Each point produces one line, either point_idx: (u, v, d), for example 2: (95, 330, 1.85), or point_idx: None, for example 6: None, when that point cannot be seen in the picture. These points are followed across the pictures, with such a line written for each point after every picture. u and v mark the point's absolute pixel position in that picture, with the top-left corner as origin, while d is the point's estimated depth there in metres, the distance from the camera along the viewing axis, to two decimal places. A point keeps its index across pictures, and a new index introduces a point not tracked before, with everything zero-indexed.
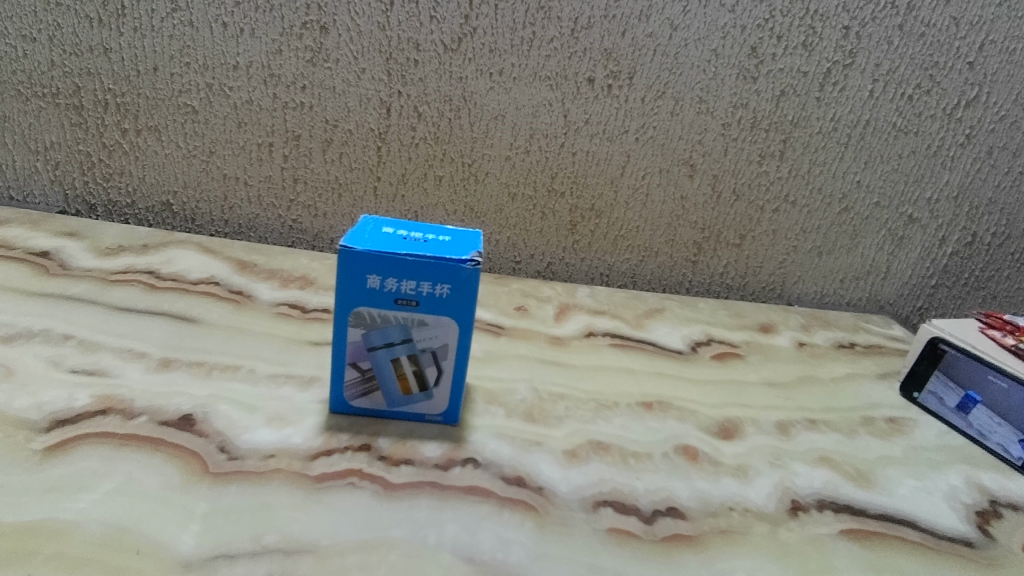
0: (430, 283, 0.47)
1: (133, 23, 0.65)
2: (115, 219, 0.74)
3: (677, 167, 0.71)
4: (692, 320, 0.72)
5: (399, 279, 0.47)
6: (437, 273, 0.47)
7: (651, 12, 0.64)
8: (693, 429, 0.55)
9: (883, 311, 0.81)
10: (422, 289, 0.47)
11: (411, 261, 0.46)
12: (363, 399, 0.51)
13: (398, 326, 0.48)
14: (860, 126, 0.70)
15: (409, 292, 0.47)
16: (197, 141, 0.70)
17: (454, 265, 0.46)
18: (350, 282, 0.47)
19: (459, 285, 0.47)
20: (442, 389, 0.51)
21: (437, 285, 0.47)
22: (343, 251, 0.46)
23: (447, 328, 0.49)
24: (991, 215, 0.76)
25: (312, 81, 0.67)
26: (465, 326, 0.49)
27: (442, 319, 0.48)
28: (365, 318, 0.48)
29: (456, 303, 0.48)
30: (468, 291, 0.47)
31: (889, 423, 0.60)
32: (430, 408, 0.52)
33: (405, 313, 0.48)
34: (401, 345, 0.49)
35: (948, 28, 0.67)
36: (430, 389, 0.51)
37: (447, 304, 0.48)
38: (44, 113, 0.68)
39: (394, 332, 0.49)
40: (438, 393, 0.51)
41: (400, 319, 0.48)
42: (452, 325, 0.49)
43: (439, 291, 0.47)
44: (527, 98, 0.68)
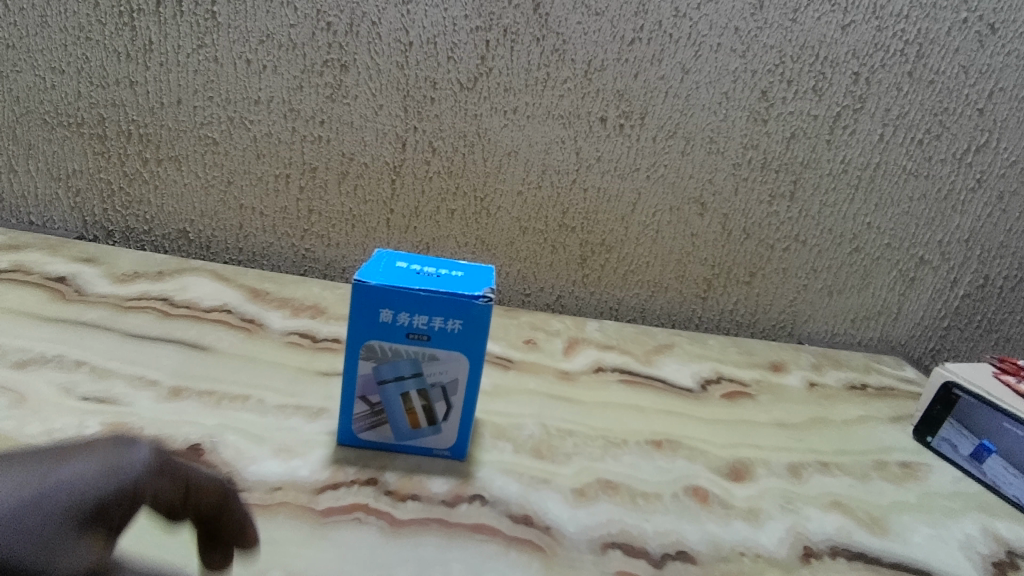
0: (442, 317, 0.47)
1: (159, 57, 0.67)
2: (131, 245, 0.75)
3: (688, 205, 0.72)
4: (702, 357, 0.71)
5: (412, 313, 0.47)
6: (450, 308, 0.47)
7: (663, 56, 0.66)
8: (703, 469, 0.55)
9: (894, 352, 0.80)
10: (434, 323, 0.47)
11: (424, 296, 0.46)
12: (371, 431, 0.51)
13: (409, 359, 0.48)
14: (870, 169, 0.71)
15: (421, 326, 0.47)
16: (215, 172, 0.71)
17: (466, 301, 0.47)
18: (363, 315, 0.47)
19: (471, 320, 0.47)
20: (450, 424, 0.50)
21: (449, 320, 0.47)
22: (357, 284, 0.46)
23: (457, 363, 0.49)
24: (1003, 259, 0.76)
25: (330, 116, 0.68)
26: (476, 361, 0.49)
27: (453, 354, 0.48)
28: (376, 351, 0.48)
29: (467, 338, 0.48)
30: (479, 327, 0.47)
31: (902, 468, 0.59)
32: (437, 442, 0.51)
33: (416, 347, 0.48)
34: (411, 379, 0.49)
35: (957, 76, 0.68)
36: (439, 423, 0.51)
37: (458, 339, 0.48)
38: (68, 141, 0.70)
39: (404, 366, 0.49)
40: (447, 428, 0.51)
41: (411, 353, 0.48)
42: (463, 360, 0.49)
43: (451, 326, 0.47)
44: (540, 136, 0.69)
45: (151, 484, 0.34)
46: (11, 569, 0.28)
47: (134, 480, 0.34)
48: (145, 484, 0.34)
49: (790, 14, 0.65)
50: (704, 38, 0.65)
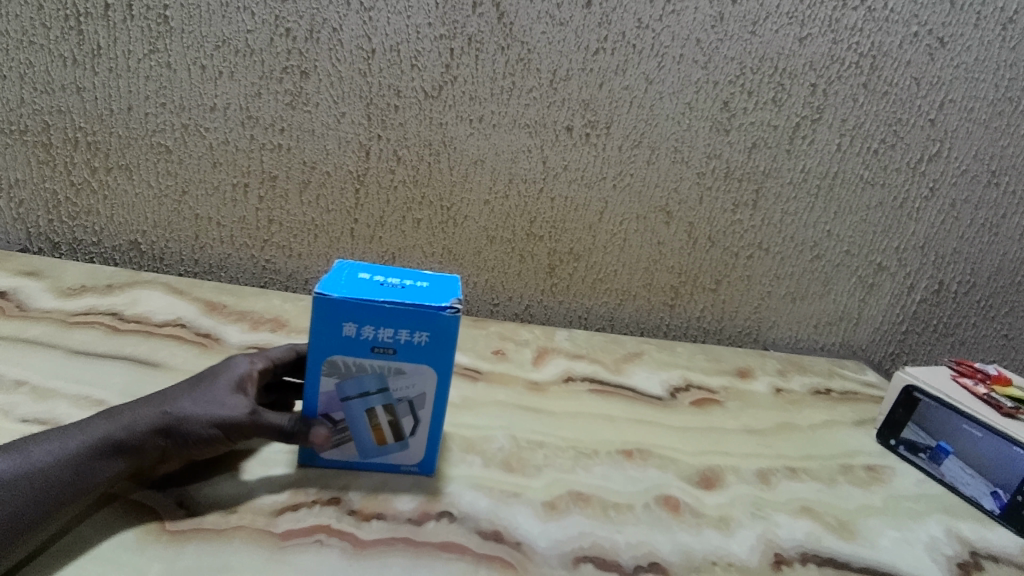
0: (408, 329, 0.45)
1: (108, 63, 0.64)
2: (80, 258, 0.72)
3: (654, 214, 0.72)
4: (670, 364, 0.71)
5: (376, 326, 0.45)
6: (416, 320, 0.45)
7: (627, 67, 0.66)
8: (673, 478, 0.54)
9: (856, 356, 0.82)
10: (400, 336, 0.45)
11: (389, 309, 0.44)
12: (335, 450, 0.49)
13: (374, 374, 0.47)
14: (829, 178, 0.72)
15: (386, 339, 0.45)
16: (169, 181, 0.68)
17: (434, 313, 0.45)
18: (325, 329, 0.45)
19: (438, 332, 0.46)
20: (418, 440, 0.49)
21: (415, 332, 0.46)
22: (318, 297, 0.44)
23: (424, 377, 0.47)
24: (957, 264, 0.78)
25: (290, 124, 0.66)
26: (444, 374, 0.47)
27: (420, 367, 0.47)
28: (339, 367, 0.46)
29: (434, 350, 0.46)
30: (448, 338, 0.46)
31: (867, 471, 0.60)
32: (404, 458, 0.50)
33: (381, 361, 0.46)
34: (377, 395, 0.47)
35: (910, 88, 0.70)
36: (406, 439, 0.49)
37: (425, 352, 0.46)
38: (10, 150, 0.67)
39: (369, 382, 0.47)
40: (414, 444, 0.49)
41: (376, 367, 0.46)
42: (430, 373, 0.47)
43: (418, 338, 0.46)
44: (506, 144, 0.68)
45: (254, 365, 0.49)
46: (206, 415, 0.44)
47: (242, 367, 0.49)
48: (251, 366, 0.49)
49: (749, 26, 0.65)
50: (666, 50, 0.66)
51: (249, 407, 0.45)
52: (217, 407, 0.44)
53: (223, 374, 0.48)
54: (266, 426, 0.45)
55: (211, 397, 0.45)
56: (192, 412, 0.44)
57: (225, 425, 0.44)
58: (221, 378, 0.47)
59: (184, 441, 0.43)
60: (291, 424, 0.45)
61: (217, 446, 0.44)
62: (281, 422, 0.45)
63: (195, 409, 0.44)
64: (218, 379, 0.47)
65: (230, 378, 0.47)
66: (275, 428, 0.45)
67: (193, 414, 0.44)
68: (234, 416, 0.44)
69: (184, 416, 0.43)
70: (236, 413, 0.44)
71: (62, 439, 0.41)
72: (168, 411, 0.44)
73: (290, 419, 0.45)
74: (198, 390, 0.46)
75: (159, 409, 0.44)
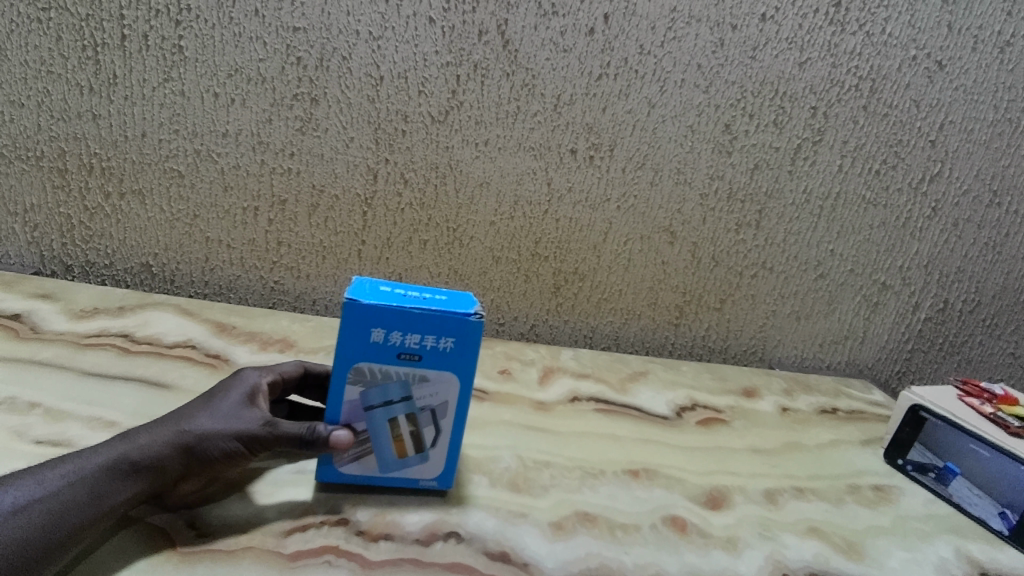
0: (434, 336, 0.46)
1: (124, 91, 0.66)
2: (92, 281, 0.73)
3: (658, 234, 0.73)
4: (676, 384, 0.72)
5: (403, 333, 0.46)
6: (442, 325, 0.46)
7: (630, 91, 0.67)
8: (680, 498, 0.54)
9: (862, 374, 0.82)
10: (426, 342, 0.46)
11: (418, 314, 0.45)
12: (355, 464, 0.49)
13: (398, 383, 0.47)
14: (831, 198, 0.73)
15: (413, 346, 0.46)
16: (180, 205, 0.70)
17: (460, 318, 0.46)
18: (353, 335, 0.45)
19: (463, 337, 0.47)
20: (439, 451, 0.49)
21: (441, 338, 0.46)
22: (348, 303, 0.45)
23: (448, 384, 0.48)
24: (961, 283, 0.78)
25: (300, 148, 0.68)
26: (468, 381, 0.48)
27: (444, 375, 0.47)
28: (364, 374, 0.47)
29: (459, 356, 0.47)
30: (472, 344, 0.47)
31: (875, 491, 0.60)
32: (424, 472, 0.50)
33: (407, 368, 0.47)
34: (400, 404, 0.48)
35: (910, 110, 0.71)
36: (427, 451, 0.49)
37: (450, 358, 0.47)
38: (26, 176, 0.68)
39: (393, 390, 0.47)
40: (435, 455, 0.49)
41: (401, 374, 0.47)
42: (454, 380, 0.48)
43: (443, 344, 0.47)
44: (511, 167, 0.69)
45: (262, 380, 0.51)
46: (223, 430, 0.44)
47: (251, 381, 0.50)
48: (260, 381, 0.50)
49: (749, 52, 0.67)
50: (668, 75, 0.67)
51: (264, 419, 0.46)
52: (233, 421, 0.45)
53: (233, 389, 0.48)
54: (284, 435, 0.45)
55: (226, 412, 0.46)
56: (209, 428, 0.44)
57: (243, 438, 0.44)
58: (232, 393, 0.48)
59: (204, 458, 0.44)
60: (310, 431, 0.45)
61: (237, 461, 0.45)
62: (300, 431, 0.45)
63: (211, 424, 0.45)
64: (228, 395, 0.48)
65: (241, 393, 0.48)
66: (294, 437, 0.45)
67: (211, 430, 0.44)
68: (251, 429, 0.45)
69: (201, 433, 0.44)
70: (252, 426, 0.45)
71: (77, 460, 0.42)
72: (184, 429, 0.44)
73: (307, 427, 0.45)
74: (211, 406, 0.47)
75: (175, 428, 0.44)
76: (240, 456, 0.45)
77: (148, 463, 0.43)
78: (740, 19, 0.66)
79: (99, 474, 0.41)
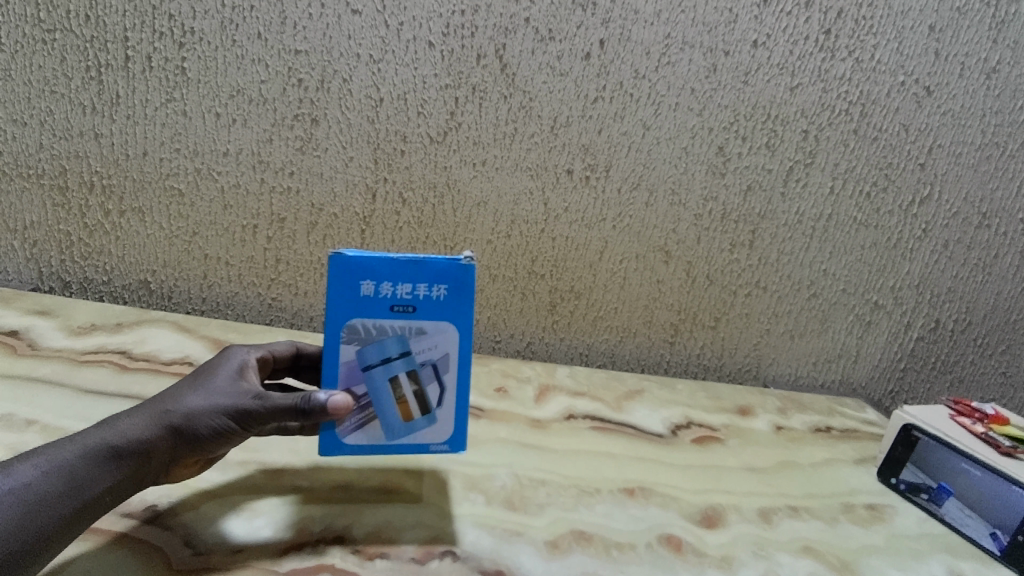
0: (426, 284, 0.48)
1: (126, 111, 0.67)
2: (89, 297, 0.73)
3: (653, 253, 0.74)
4: (671, 402, 0.72)
5: (395, 283, 0.48)
6: (434, 273, 0.48)
7: (625, 114, 0.69)
8: (676, 517, 0.55)
9: (856, 393, 0.83)
10: (418, 291, 0.48)
11: (407, 263, 0.48)
12: (359, 433, 0.49)
13: (394, 337, 0.49)
14: (823, 219, 0.74)
15: (405, 297, 0.48)
16: (180, 223, 0.70)
17: (450, 264, 0.49)
18: (345, 290, 0.47)
19: (456, 284, 0.49)
20: (446, 411, 0.50)
21: (433, 286, 0.49)
22: (337, 257, 0.47)
23: (445, 336, 0.49)
24: (952, 303, 0.79)
25: (300, 167, 0.69)
26: (464, 330, 0.49)
27: (441, 325, 0.49)
28: (358, 331, 0.48)
29: (453, 304, 0.49)
30: (464, 289, 0.49)
31: (869, 510, 0.60)
32: (434, 435, 0.50)
33: (402, 321, 0.48)
34: (399, 361, 0.49)
35: (899, 134, 0.72)
36: (434, 411, 0.50)
37: (444, 307, 0.49)
38: (27, 193, 0.69)
39: (390, 347, 0.48)
40: (442, 415, 0.50)
41: (397, 329, 0.48)
42: (451, 331, 0.49)
43: (435, 292, 0.49)
44: (508, 187, 0.70)
45: (249, 359, 0.51)
46: (212, 407, 0.44)
47: (238, 359, 0.50)
48: (247, 359, 0.50)
49: (741, 77, 0.68)
50: (662, 98, 0.68)
51: (254, 393, 0.45)
52: (222, 397, 0.45)
53: (221, 368, 0.48)
54: (276, 407, 0.44)
55: (215, 389, 0.46)
56: (197, 406, 0.44)
57: (234, 413, 0.44)
58: (219, 371, 0.48)
59: (193, 436, 0.43)
60: (304, 401, 0.44)
61: (229, 436, 0.44)
62: (294, 401, 0.44)
63: (199, 402, 0.44)
64: (216, 373, 0.47)
65: (229, 371, 0.48)
66: (286, 408, 0.44)
67: (199, 407, 0.44)
68: (241, 404, 0.44)
69: (188, 411, 0.44)
70: (243, 401, 0.45)
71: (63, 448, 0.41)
72: (171, 409, 0.44)
73: (299, 397, 0.45)
74: (200, 385, 0.46)
75: (161, 409, 0.44)
76: (231, 432, 0.44)
77: (138, 446, 0.42)
78: (732, 45, 0.67)
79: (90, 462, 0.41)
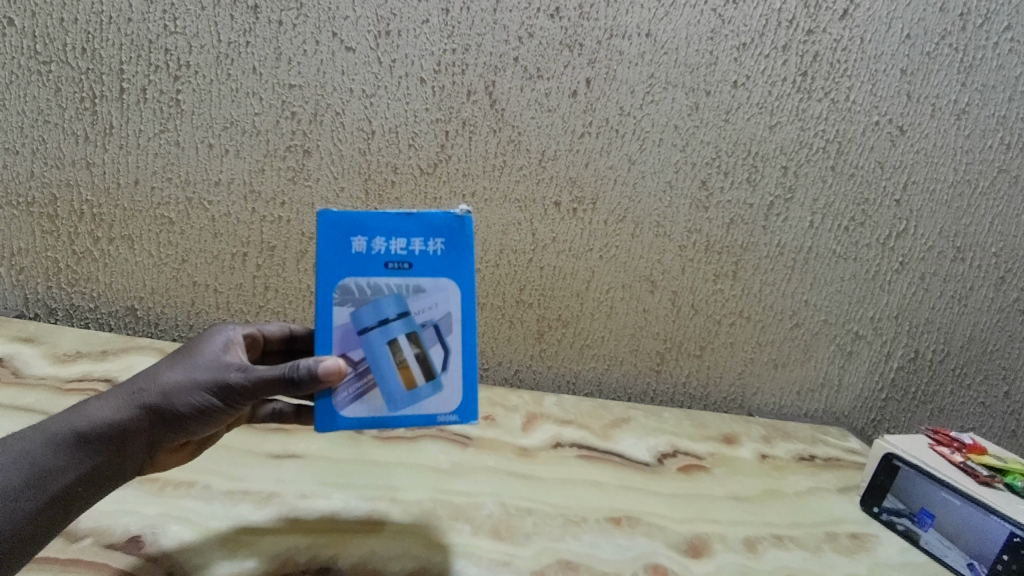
0: (422, 240, 0.48)
1: (119, 140, 0.67)
2: (75, 324, 0.73)
3: (639, 283, 0.75)
4: (658, 430, 0.72)
5: (388, 238, 0.48)
6: (429, 227, 0.48)
7: (611, 148, 0.70)
8: (662, 546, 0.55)
9: (839, 422, 0.84)
10: (414, 247, 0.48)
11: (400, 217, 0.48)
12: (359, 405, 0.47)
13: (391, 298, 0.48)
14: (803, 252, 0.76)
15: (400, 252, 0.48)
16: (169, 251, 0.71)
17: (445, 217, 0.48)
18: (336, 247, 0.47)
19: (453, 238, 0.49)
20: (451, 377, 0.49)
21: (429, 241, 0.48)
22: (325, 215, 0.47)
23: (446, 294, 0.49)
24: (930, 334, 0.81)
25: (291, 198, 0.69)
26: (465, 287, 0.49)
27: (440, 282, 0.49)
28: (352, 291, 0.47)
29: (450, 258, 0.49)
30: (460, 242, 0.49)
31: (852, 539, 0.61)
32: (442, 405, 0.49)
33: (398, 278, 0.48)
34: (397, 322, 0.48)
35: (875, 171, 0.74)
36: (439, 378, 0.49)
37: (441, 262, 0.49)
38: (16, 220, 0.69)
39: (387, 307, 0.48)
40: (447, 382, 0.49)
41: (393, 287, 0.48)
42: (452, 288, 0.49)
43: (432, 247, 0.48)
44: (497, 218, 0.72)
45: (234, 334, 0.50)
46: (193, 383, 0.44)
47: (222, 334, 0.50)
48: (231, 334, 0.50)
49: (723, 115, 0.71)
50: (647, 134, 0.70)
51: (236, 367, 0.45)
52: (203, 372, 0.45)
53: (205, 343, 0.48)
54: (261, 379, 0.44)
55: (197, 363, 0.46)
56: (176, 382, 0.44)
57: (219, 386, 0.44)
58: (202, 346, 0.48)
59: (175, 413, 0.44)
60: (290, 370, 0.44)
61: (212, 410, 0.45)
62: (279, 372, 0.44)
63: (180, 378, 0.45)
64: (200, 347, 0.48)
65: (212, 346, 0.48)
66: (270, 380, 0.44)
67: (179, 383, 0.44)
68: (225, 377, 0.45)
69: (168, 388, 0.44)
70: (226, 374, 0.45)
71: (45, 437, 0.42)
72: (151, 387, 0.44)
73: (283, 367, 0.44)
74: (184, 359, 0.46)
75: (141, 388, 0.45)
76: (215, 406, 0.44)
77: (121, 426, 0.43)
78: (714, 86, 0.70)
79: (72, 457, 0.42)
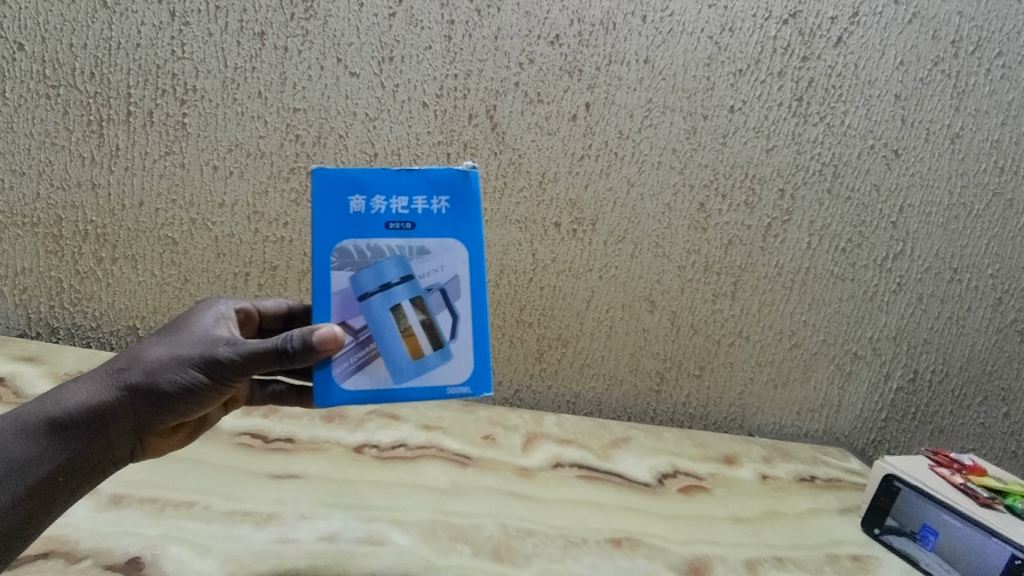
0: (424, 198, 0.48)
1: (125, 162, 0.68)
2: (76, 343, 0.73)
3: (638, 303, 0.75)
4: (657, 450, 0.72)
5: (387, 198, 0.48)
6: (432, 186, 0.48)
7: (610, 171, 0.71)
8: (663, 569, 0.55)
9: (839, 443, 0.84)
10: (416, 206, 0.48)
11: (400, 176, 0.48)
12: (361, 376, 0.47)
13: (393, 261, 0.48)
14: (801, 272, 0.77)
15: (401, 212, 0.48)
16: (172, 270, 0.71)
17: (448, 176, 0.48)
18: (335, 209, 0.47)
19: (456, 195, 0.49)
20: (459, 345, 0.49)
21: (432, 199, 0.48)
22: (320, 174, 0.47)
23: (452, 255, 0.48)
24: (929, 354, 0.81)
25: (294, 218, 0.70)
26: (470, 245, 0.49)
27: (445, 243, 0.48)
28: (351, 255, 0.47)
29: (455, 217, 0.49)
30: (464, 200, 0.49)
31: (853, 561, 0.61)
32: (451, 375, 0.49)
33: (400, 239, 0.48)
34: (400, 287, 0.48)
35: (871, 193, 0.75)
36: (446, 346, 0.48)
37: (444, 220, 0.48)
38: (21, 241, 0.70)
39: (390, 272, 0.47)
40: (455, 350, 0.49)
41: (395, 250, 0.48)
42: (458, 249, 0.48)
43: (435, 206, 0.48)
44: (497, 239, 0.72)
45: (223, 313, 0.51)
46: (180, 360, 0.45)
47: (210, 312, 0.50)
48: (220, 312, 0.51)
49: (720, 138, 0.72)
50: (645, 157, 0.71)
51: (224, 342, 0.45)
52: (191, 349, 0.45)
53: (193, 321, 0.49)
54: (250, 353, 0.44)
55: (185, 339, 0.46)
56: (163, 360, 0.45)
57: (209, 361, 0.45)
58: (190, 323, 0.48)
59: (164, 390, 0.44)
60: (279, 343, 0.44)
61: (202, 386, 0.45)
62: (269, 346, 0.44)
63: (167, 355, 0.45)
64: (189, 324, 0.48)
65: (200, 323, 0.48)
66: (259, 354, 0.44)
67: (166, 360, 0.45)
68: (215, 351, 0.45)
69: (155, 366, 0.44)
70: (215, 349, 0.45)
71: (38, 449, 0.42)
72: (138, 366, 0.45)
73: (273, 340, 0.44)
74: (172, 336, 0.47)
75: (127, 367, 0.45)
76: (204, 380, 0.45)
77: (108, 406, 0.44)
78: (711, 110, 0.71)
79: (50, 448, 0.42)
